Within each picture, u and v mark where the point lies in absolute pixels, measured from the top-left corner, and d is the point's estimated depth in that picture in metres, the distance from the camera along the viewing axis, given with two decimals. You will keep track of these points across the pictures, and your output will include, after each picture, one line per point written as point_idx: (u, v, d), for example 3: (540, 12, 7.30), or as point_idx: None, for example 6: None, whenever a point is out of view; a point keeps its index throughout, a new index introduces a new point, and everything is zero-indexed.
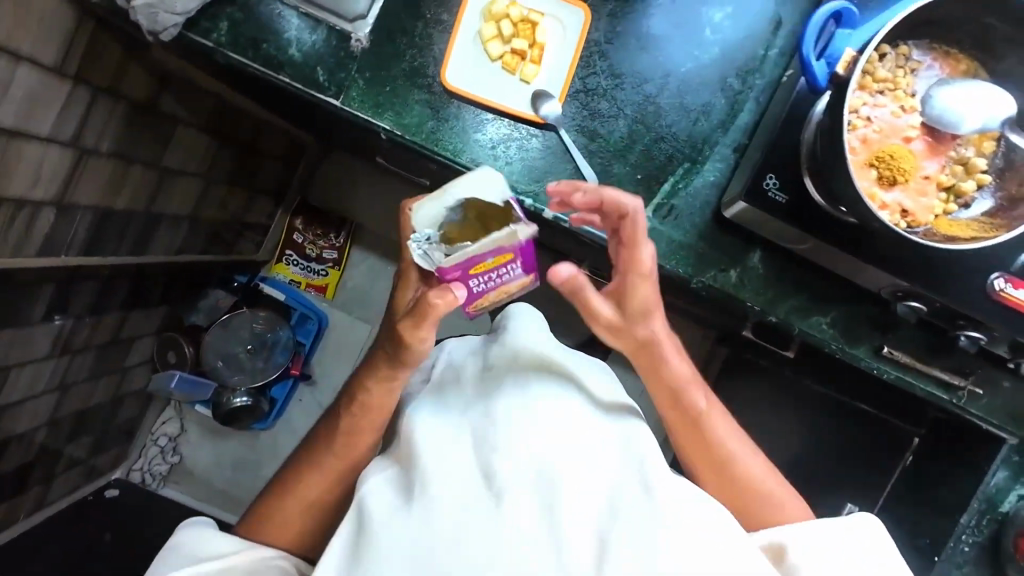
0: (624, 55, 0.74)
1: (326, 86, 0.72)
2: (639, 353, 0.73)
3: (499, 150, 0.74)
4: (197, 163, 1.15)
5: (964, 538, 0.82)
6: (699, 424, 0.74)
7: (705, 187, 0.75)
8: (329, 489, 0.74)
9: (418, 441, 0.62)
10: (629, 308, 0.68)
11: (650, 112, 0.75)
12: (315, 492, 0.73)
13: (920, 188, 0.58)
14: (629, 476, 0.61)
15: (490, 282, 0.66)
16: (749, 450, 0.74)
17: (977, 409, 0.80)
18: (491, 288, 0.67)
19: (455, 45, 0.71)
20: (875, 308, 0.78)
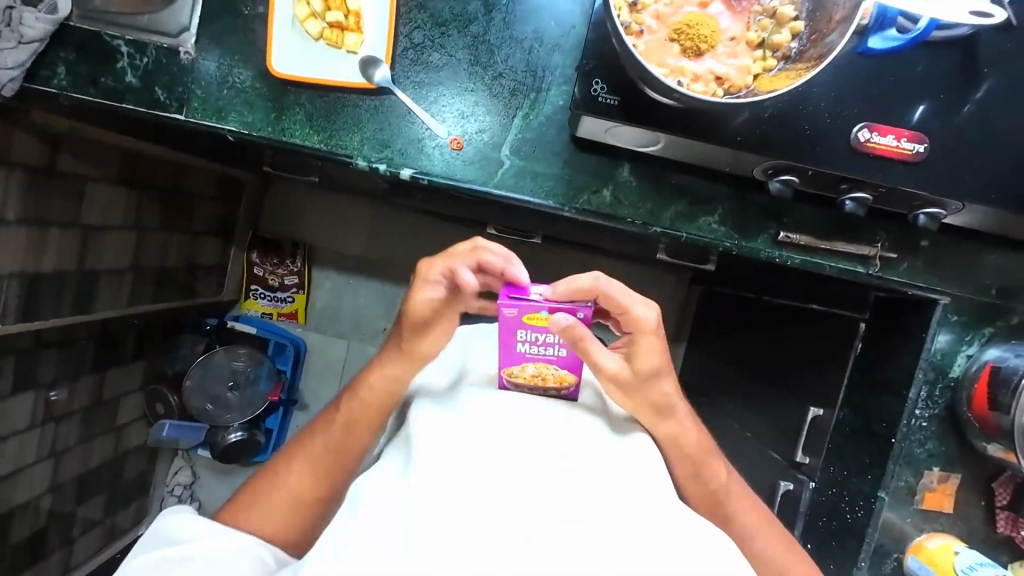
0: (444, 3, 0.74)
1: (167, 104, 0.75)
2: (665, 420, 0.60)
3: (346, 125, 0.75)
4: (120, 215, 1.20)
5: (918, 413, 0.79)
6: (718, 502, 0.64)
7: (556, 113, 0.74)
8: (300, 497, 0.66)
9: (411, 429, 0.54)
10: (644, 375, 0.58)
11: (483, 51, 0.74)
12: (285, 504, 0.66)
13: (730, 51, 0.56)
14: (630, 482, 0.50)
15: (541, 346, 0.60)
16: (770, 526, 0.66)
17: (896, 273, 0.76)
18: (535, 355, 0.60)
19: (275, 33, 0.72)
20: (763, 195, 0.75)
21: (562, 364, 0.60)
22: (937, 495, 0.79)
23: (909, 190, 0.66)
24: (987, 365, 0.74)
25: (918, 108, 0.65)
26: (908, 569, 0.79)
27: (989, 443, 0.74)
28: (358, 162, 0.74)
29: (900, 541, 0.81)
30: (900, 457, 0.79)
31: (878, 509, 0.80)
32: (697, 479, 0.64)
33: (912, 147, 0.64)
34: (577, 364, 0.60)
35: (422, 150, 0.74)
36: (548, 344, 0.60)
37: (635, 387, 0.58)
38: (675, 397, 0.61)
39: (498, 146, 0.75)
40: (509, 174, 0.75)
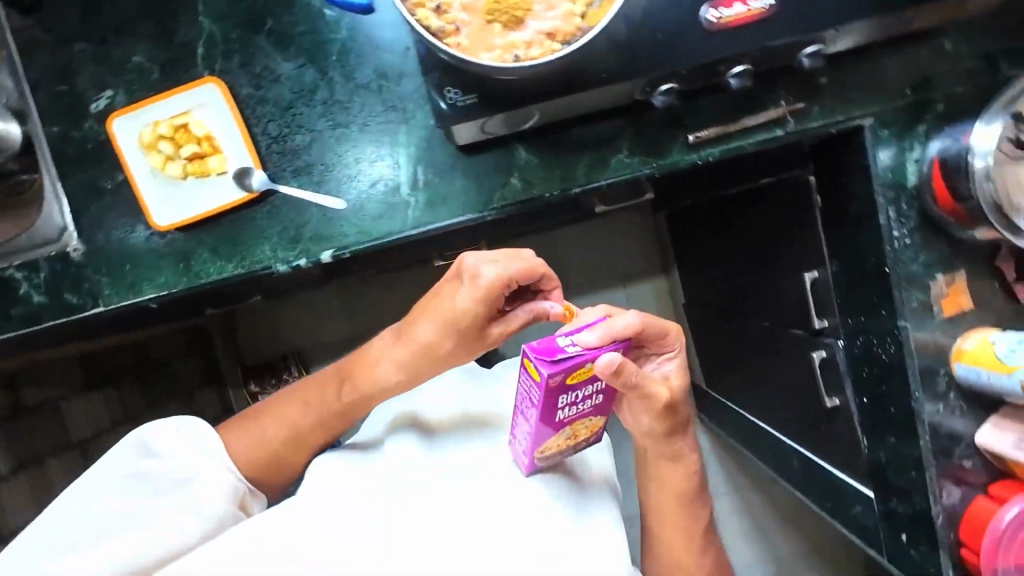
0: (280, 87, 0.73)
1: (82, 303, 0.74)
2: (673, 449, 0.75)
3: (250, 240, 0.74)
4: (107, 415, 1.20)
5: (898, 234, 0.78)
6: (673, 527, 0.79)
7: (432, 133, 0.74)
8: (281, 435, 0.80)
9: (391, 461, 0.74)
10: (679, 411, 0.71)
11: (338, 112, 0.73)
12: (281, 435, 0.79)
13: (548, 5, 0.56)
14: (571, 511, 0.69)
15: (578, 401, 0.64)
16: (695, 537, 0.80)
17: (813, 118, 0.75)
18: (571, 410, 0.64)
19: (142, 191, 0.72)
20: (653, 112, 0.74)
21: (593, 410, 0.68)
22: (954, 298, 0.79)
23: (778, 43, 0.65)
24: (935, 161, 0.75)
25: None
26: (961, 379, 0.78)
27: (975, 230, 0.74)
28: (279, 268, 0.74)
29: (940, 355, 0.80)
30: (903, 281, 0.78)
31: (907, 338, 0.79)
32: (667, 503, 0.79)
33: (763, 4, 0.64)
34: (602, 407, 0.68)
35: (331, 227, 0.74)
36: (585, 399, 0.65)
37: (666, 419, 0.71)
38: (690, 448, 0.76)
39: (396, 189, 0.74)
40: (419, 209, 0.74)
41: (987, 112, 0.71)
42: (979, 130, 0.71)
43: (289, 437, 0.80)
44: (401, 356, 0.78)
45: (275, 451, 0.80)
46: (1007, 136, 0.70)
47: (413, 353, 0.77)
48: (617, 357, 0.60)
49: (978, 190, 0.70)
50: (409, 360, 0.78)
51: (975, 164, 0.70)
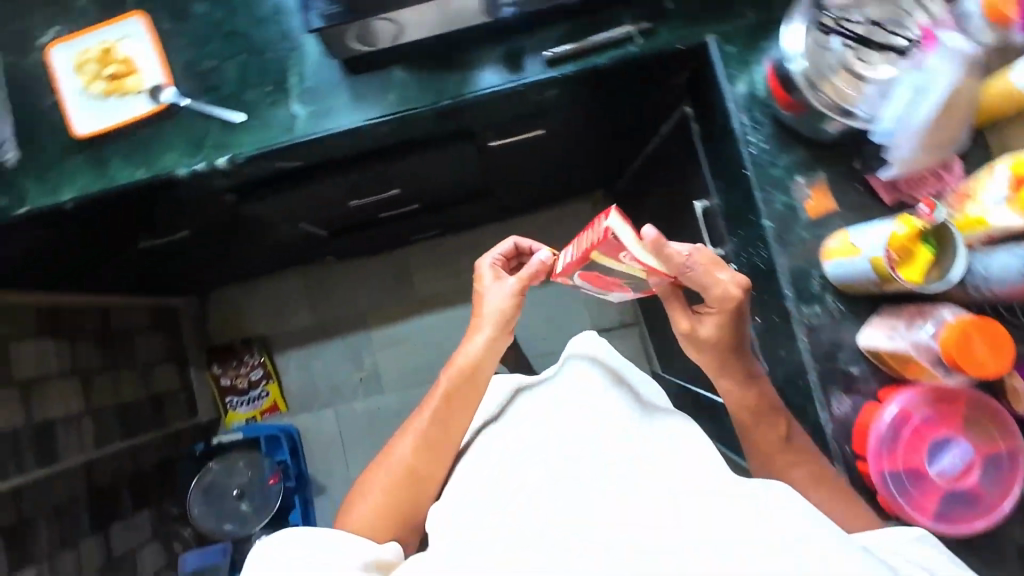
0: (195, 23, 0.85)
1: (9, 205, 0.83)
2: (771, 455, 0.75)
3: (159, 148, 0.83)
4: (56, 364, 1.27)
5: (754, 139, 0.81)
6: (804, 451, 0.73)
7: (321, 56, 0.84)
8: (403, 477, 0.81)
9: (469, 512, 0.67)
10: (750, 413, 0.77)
11: (242, 44, 0.85)
12: (374, 511, 0.78)
13: None
14: (670, 470, 0.62)
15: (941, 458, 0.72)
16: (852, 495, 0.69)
17: (660, 34, 0.82)
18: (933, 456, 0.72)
19: (70, 107, 0.82)
20: (510, 36, 0.83)
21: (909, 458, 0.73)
22: (817, 200, 0.80)
23: None
24: (770, 66, 0.79)
25: None
26: (832, 278, 0.78)
27: (829, 124, 0.75)
28: (180, 171, 0.82)
29: (810, 258, 0.79)
30: (763, 182, 0.80)
31: (771, 238, 0.80)
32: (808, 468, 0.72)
33: None
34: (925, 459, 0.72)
35: (228, 136, 0.83)
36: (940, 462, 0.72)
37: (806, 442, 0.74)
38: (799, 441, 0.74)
39: (286, 106, 0.84)
40: (305, 121, 0.83)
41: (797, 13, 0.73)
42: (788, 34, 0.73)
43: (388, 500, 0.79)
44: (413, 441, 0.83)
45: (396, 510, 0.79)
46: (817, 25, 0.72)
47: (432, 426, 0.83)
48: (722, 295, 0.72)
49: (800, 87, 0.72)
50: (418, 443, 0.83)
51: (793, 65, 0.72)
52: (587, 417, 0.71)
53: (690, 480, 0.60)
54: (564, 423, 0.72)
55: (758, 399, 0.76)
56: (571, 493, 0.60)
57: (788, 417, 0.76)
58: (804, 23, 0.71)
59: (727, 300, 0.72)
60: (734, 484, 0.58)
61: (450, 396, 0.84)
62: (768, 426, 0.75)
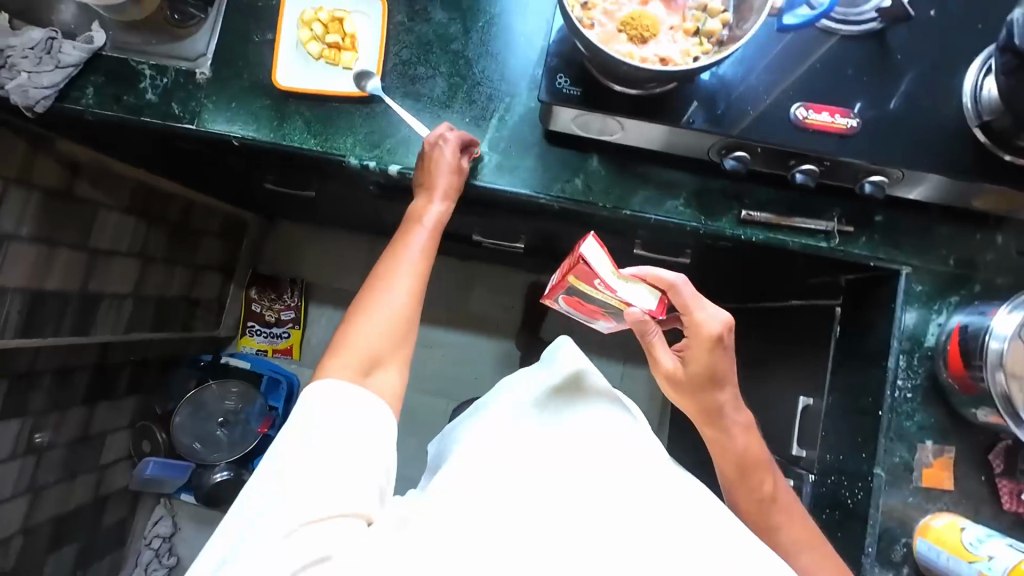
0: (428, 27, 0.84)
1: (181, 116, 0.83)
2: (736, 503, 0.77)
3: (340, 129, 0.83)
4: (126, 241, 1.26)
5: (901, 385, 0.78)
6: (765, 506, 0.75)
7: (529, 113, 0.82)
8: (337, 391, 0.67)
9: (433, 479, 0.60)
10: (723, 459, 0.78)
11: (462, 65, 0.84)
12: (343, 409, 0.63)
13: (670, 38, 0.64)
14: (654, 477, 0.60)
15: None
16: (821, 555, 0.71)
17: (858, 243, 0.79)
18: None
19: (280, 54, 0.82)
20: (715, 176, 0.81)
21: None
22: (936, 472, 0.77)
23: (847, 160, 0.71)
24: (956, 328, 0.75)
25: (850, 94, 0.73)
26: (919, 556, 0.74)
27: (979, 409, 0.73)
28: (350, 161, 0.82)
29: (905, 523, 0.76)
30: (891, 430, 0.77)
31: (876, 488, 0.76)
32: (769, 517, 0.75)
33: (847, 122, 0.71)
34: None
35: (408, 147, 0.82)
36: None
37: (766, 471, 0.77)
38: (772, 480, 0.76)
39: (475, 144, 0.82)
40: (486, 166, 0.82)
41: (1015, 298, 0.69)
42: (998, 314, 0.69)
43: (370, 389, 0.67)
44: (381, 331, 0.68)
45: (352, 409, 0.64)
46: None
47: (391, 324, 0.69)
48: (703, 331, 0.73)
49: (990, 378, 0.68)
50: (388, 335, 0.68)
51: (989, 344, 0.69)
52: (599, 427, 0.66)
53: (688, 493, 0.59)
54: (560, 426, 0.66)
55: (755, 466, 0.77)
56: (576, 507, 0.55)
57: (773, 469, 0.77)
58: (1019, 315, 0.67)
59: (706, 352, 0.74)
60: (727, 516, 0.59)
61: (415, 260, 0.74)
62: (750, 488, 0.76)
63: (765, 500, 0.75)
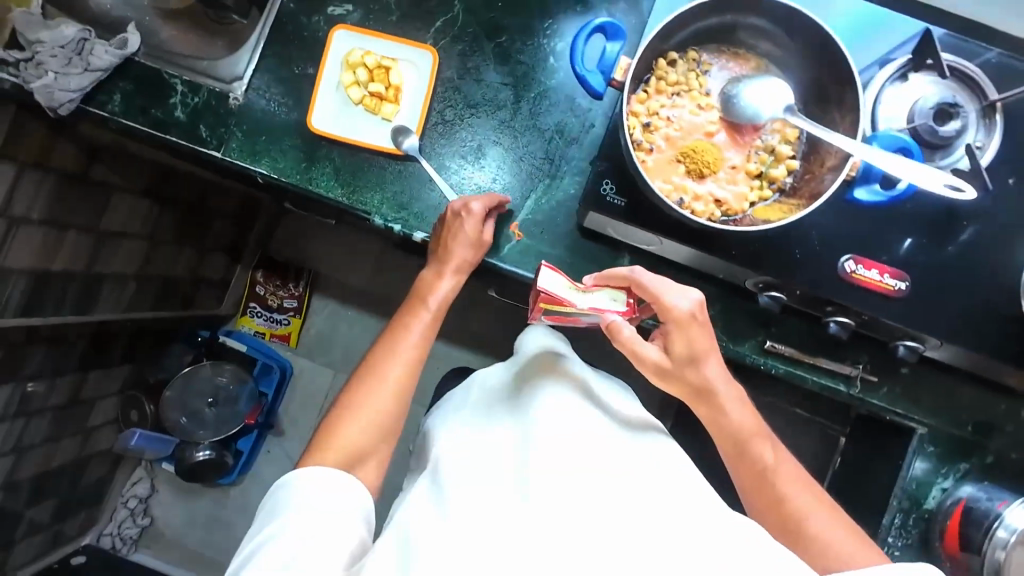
0: (477, 88, 0.80)
1: (208, 140, 0.80)
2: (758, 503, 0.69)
3: (370, 183, 0.80)
4: (138, 224, 1.22)
5: (891, 542, 0.77)
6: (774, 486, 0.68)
7: (567, 200, 0.79)
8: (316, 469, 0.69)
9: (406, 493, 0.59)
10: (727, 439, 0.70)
11: (506, 136, 0.80)
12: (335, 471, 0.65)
13: (730, 178, 0.60)
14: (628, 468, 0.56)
15: None
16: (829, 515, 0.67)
17: (877, 394, 0.77)
18: None
19: (319, 95, 0.78)
20: (747, 298, 0.77)
21: None
22: None
23: (887, 321, 0.68)
24: (961, 501, 0.73)
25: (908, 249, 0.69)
26: None
27: None
28: (375, 219, 0.79)
29: None
30: None
31: None
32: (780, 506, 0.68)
33: (895, 283, 0.67)
34: None
35: (436, 214, 0.79)
36: None
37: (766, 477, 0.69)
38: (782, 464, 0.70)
39: (506, 222, 0.79)
40: (513, 248, 0.78)
41: None
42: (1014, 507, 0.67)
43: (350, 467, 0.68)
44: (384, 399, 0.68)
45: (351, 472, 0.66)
46: None
47: (393, 390, 0.69)
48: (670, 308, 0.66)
49: (988, 553, 0.66)
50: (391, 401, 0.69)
51: (998, 531, 0.66)
52: (573, 421, 0.60)
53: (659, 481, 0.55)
54: (518, 424, 0.61)
55: (753, 433, 0.69)
56: (576, 513, 0.50)
57: (769, 436, 0.71)
58: None
59: (683, 334, 0.67)
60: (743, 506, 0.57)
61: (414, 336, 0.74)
62: (747, 462, 0.69)
63: (778, 477, 0.68)
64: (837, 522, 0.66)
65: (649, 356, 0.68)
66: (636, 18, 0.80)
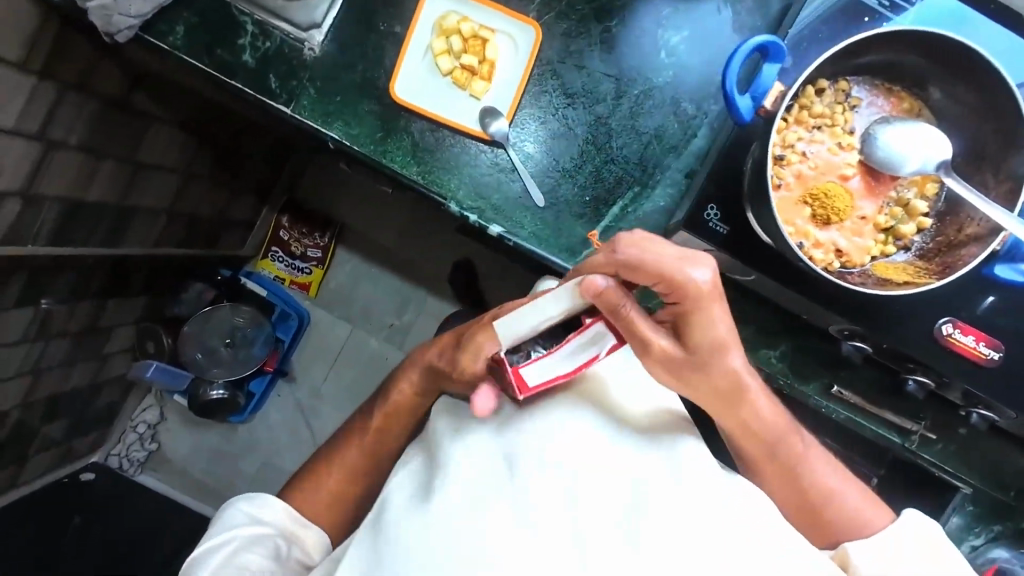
0: (577, 75, 0.73)
1: (277, 93, 0.73)
2: (785, 495, 0.66)
3: (448, 164, 0.74)
4: (172, 157, 1.14)
5: None
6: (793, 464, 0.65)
7: (654, 212, 0.74)
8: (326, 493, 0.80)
9: (398, 488, 0.62)
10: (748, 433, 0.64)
11: (601, 134, 0.74)
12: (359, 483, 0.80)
13: (857, 228, 0.56)
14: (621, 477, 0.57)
15: None
16: (845, 480, 0.66)
17: (928, 449, 0.77)
18: None
19: (406, 59, 0.71)
20: (823, 339, 0.75)
21: None
22: None
23: (972, 389, 0.66)
24: (994, 565, 0.76)
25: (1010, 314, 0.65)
26: None
27: None
28: (451, 206, 0.74)
29: None
30: None
31: None
32: (801, 486, 0.65)
33: (989, 353, 0.64)
34: None
35: (515, 209, 0.74)
36: None
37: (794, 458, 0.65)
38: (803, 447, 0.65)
39: (588, 227, 0.74)
40: (591, 256, 0.74)
41: None
42: None
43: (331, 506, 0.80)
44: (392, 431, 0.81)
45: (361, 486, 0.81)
46: None
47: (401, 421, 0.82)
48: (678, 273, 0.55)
49: None
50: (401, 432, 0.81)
51: None
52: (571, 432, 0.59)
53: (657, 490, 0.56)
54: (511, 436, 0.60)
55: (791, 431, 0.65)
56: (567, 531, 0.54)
57: (799, 427, 0.66)
58: None
59: (698, 311, 0.57)
60: (758, 509, 0.58)
61: (400, 404, 0.81)
62: (767, 452, 0.65)
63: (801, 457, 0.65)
64: (849, 493, 0.65)
65: (659, 342, 0.58)
66: (763, 20, 0.72)
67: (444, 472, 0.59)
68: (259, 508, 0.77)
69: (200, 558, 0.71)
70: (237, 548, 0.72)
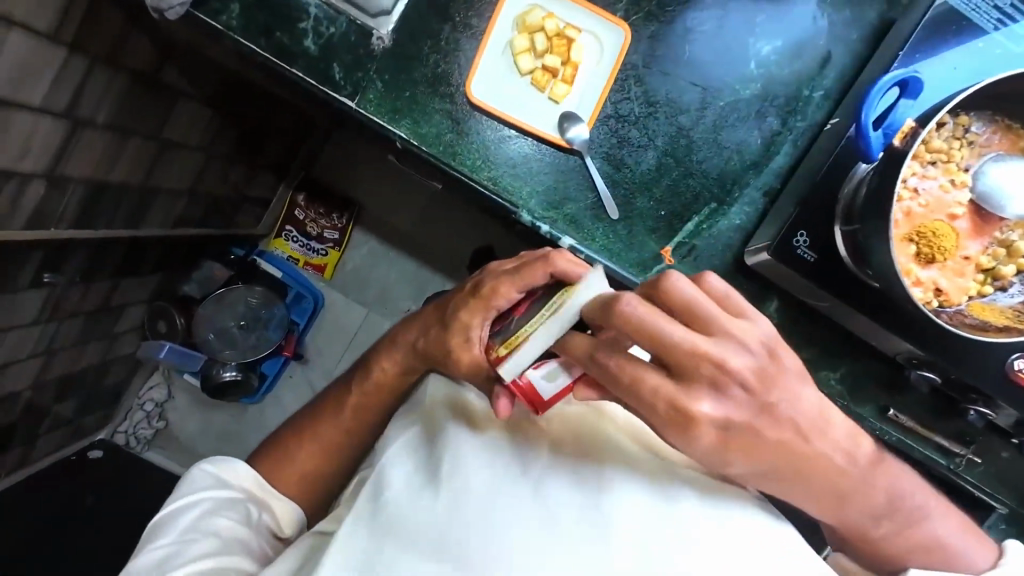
0: (662, 82, 0.69)
1: (341, 84, 0.67)
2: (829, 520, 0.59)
3: (520, 170, 0.69)
4: (197, 134, 1.07)
5: None
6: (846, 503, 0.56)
7: (730, 231, 0.72)
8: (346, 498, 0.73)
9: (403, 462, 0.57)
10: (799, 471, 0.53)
11: (681, 145, 0.70)
12: None
13: (958, 268, 0.55)
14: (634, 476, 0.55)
15: None
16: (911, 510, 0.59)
17: (972, 472, 0.78)
18: None
19: (484, 57, 0.67)
20: (884, 363, 0.75)
21: None
22: None
23: None
24: None
25: None
26: None
27: None
28: (521, 215, 0.70)
29: None
30: None
31: None
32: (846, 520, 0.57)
33: None
34: None
35: (587, 220, 0.71)
36: None
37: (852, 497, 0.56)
38: (872, 483, 0.56)
39: (662, 243, 0.71)
40: (663, 273, 0.72)
41: None
42: None
43: None
44: None
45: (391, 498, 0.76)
46: None
47: None
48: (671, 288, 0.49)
49: None
50: None
51: None
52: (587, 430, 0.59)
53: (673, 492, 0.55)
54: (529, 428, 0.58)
55: (851, 476, 0.55)
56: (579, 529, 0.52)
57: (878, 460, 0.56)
58: None
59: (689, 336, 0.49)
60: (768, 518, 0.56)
61: (383, 384, 0.70)
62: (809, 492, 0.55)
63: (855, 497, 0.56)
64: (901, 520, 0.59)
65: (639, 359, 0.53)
66: (856, 34, 0.69)
67: (457, 451, 0.55)
68: (225, 470, 0.68)
69: (162, 519, 0.64)
70: (204, 511, 0.64)
